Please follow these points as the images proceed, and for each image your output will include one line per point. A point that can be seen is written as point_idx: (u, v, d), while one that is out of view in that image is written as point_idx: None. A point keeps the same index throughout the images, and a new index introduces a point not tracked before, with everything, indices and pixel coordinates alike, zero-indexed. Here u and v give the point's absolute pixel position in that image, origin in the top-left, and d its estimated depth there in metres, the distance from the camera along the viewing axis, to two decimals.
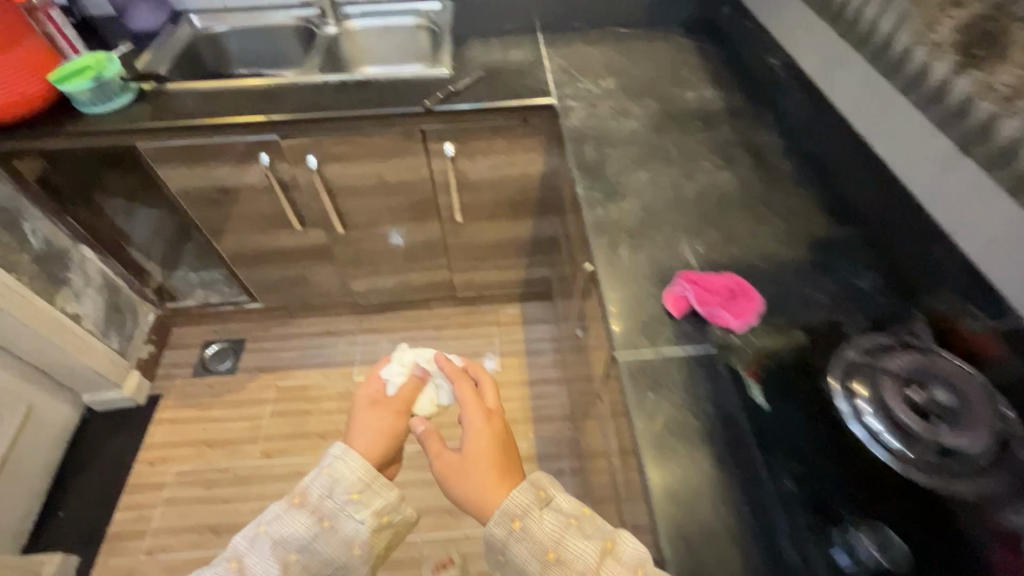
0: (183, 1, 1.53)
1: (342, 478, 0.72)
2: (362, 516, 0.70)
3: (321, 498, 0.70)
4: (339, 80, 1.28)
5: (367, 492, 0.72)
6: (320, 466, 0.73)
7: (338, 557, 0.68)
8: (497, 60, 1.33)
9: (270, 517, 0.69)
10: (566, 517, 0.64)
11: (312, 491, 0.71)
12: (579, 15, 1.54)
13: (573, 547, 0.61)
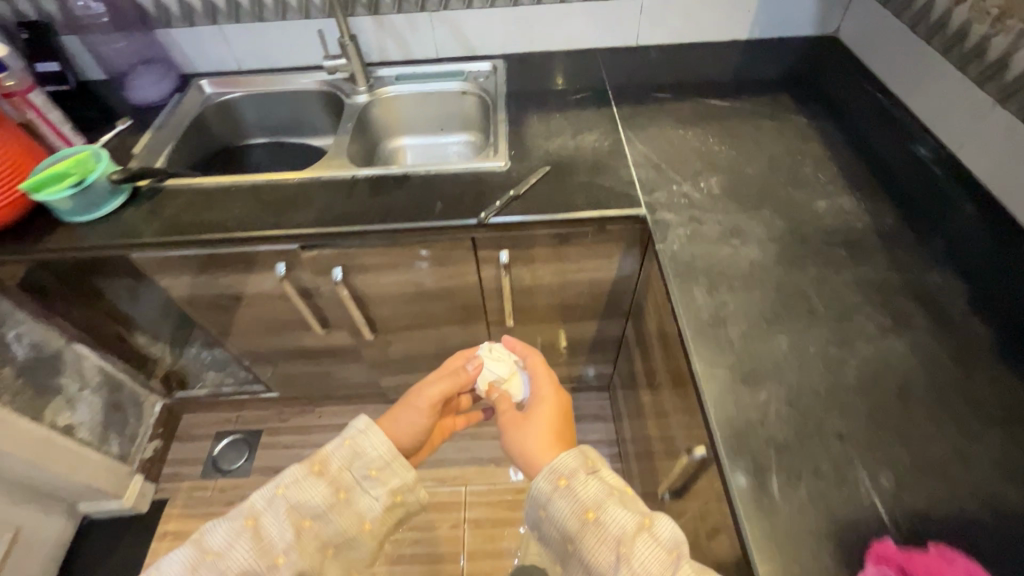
0: (194, 65, 1.33)
1: (366, 453, 0.79)
2: (380, 492, 0.78)
3: (341, 470, 0.78)
4: (371, 175, 1.05)
5: (391, 467, 0.79)
6: (344, 437, 0.80)
7: (352, 530, 0.76)
8: (566, 148, 1.07)
9: (288, 479, 0.75)
10: (609, 488, 0.69)
11: (334, 460, 0.78)
12: (658, 78, 1.28)
13: (609, 514, 0.66)
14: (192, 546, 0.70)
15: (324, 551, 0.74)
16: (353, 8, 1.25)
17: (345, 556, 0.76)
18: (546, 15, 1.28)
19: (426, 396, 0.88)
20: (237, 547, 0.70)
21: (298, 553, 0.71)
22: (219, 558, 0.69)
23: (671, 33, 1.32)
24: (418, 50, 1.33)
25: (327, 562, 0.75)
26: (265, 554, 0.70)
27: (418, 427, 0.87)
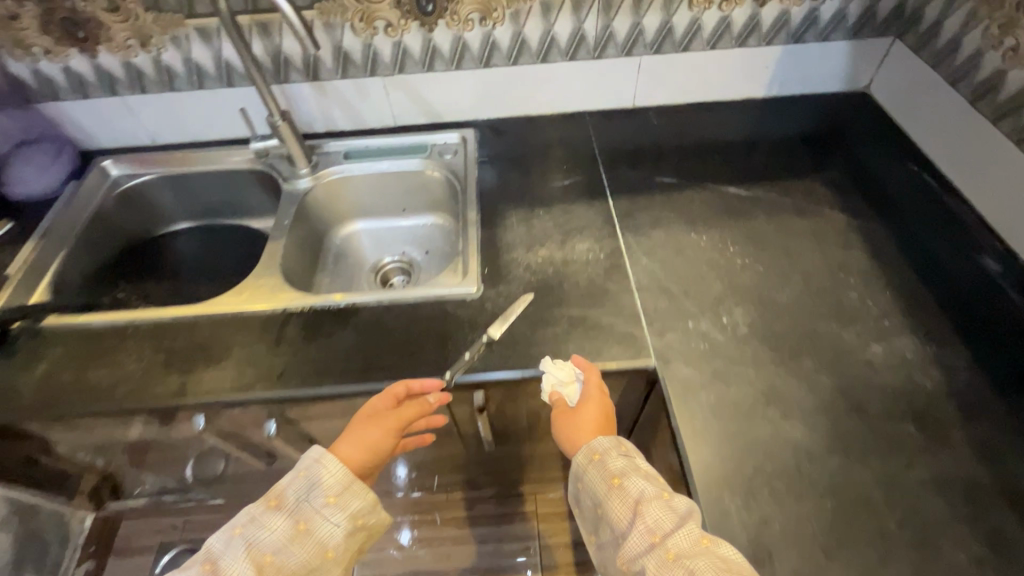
0: (93, 139, 1.09)
1: (322, 477, 0.66)
2: (341, 517, 0.65)
3: (297, 502, 0.65)
4: (308, 306, 0.83)
5: (349, 492, 0.66)
6: (299, 468, 0.67)
7: (316, 558, 0.63)
8: (552, 261, 0.86)
9: (242, 518, 0.64)
10: (635, 462, 0.66)
11: (292, 494, 0.66)
12: (660, 151, 1.06)
13: (627, 484, 0.63)
14: None
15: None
16: (285, 74, 1.01)
17: None
18: (524, 76, 1.05)
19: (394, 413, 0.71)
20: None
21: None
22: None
23: (673, 92, 1.10)
24: (371, 118, 1.10)
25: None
26: None
27: (384, 448, 0.71)
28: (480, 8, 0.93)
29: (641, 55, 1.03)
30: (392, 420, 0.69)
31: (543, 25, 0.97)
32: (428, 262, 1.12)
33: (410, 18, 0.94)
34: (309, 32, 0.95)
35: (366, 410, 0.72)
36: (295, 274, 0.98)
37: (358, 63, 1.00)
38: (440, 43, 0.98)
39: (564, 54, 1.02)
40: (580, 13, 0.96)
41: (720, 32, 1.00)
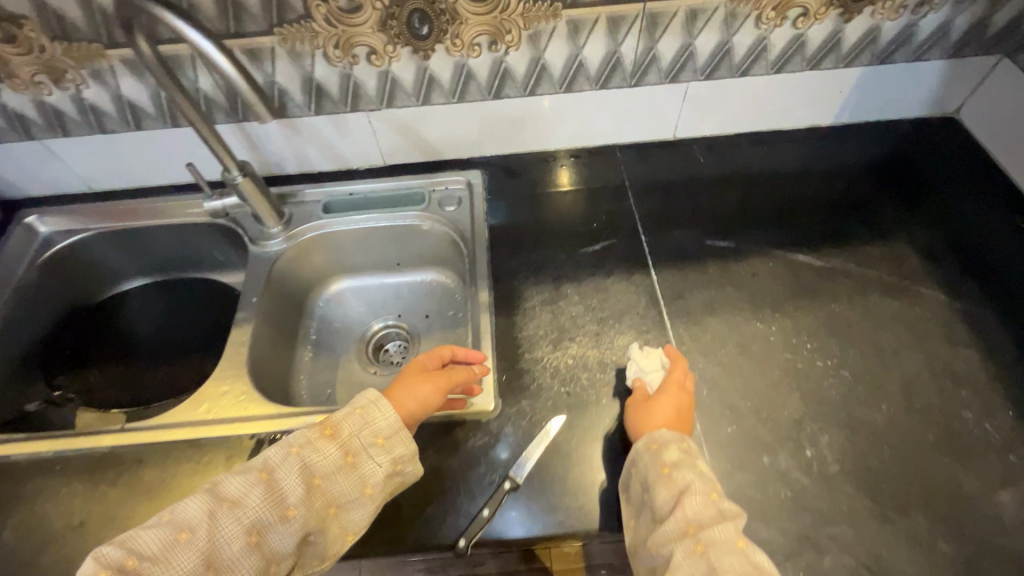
0: (17, 189, 0.90)
1: (375, 419, 0.58)
2: (385, 459, 0.57)
3: (352, 436, 0.56)
4: (283, 429, 0.67)
5: (395, 439, 0.57)
6: (354, 403, 0.59)
7: (357, 493, 0.55)
8: (586, 363, 0.70)
9: (299, 437, 0.55)
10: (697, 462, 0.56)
11: (349, 426, 0.57)
12: (708, 198, 0.88)
13: (680, 481, 0.53)
14: (202, 497, 0.50)
15: (325, 509, 0.54)
16: (244, 112, 0.81)
17: (340, 524, 0.55)
18: (542, 108, 0.85)
19: (447, 373, 0.64)
20: (244, 503, 0.50)
21: (305, 511, 0.52)
22: (198, 531, 0.48)
23: (723, 122, 0.91)
24: (355, 156, 0.91)
25: (330, 525, 0.54)
26: (267, 516, 0.50)
27: (429, 407, 0.62)
28: (490, 30, 0.72)
29: (689, 81, 0.83)
30: (445, 375, 0.63)
31: (569, 49, 0.76)
32: (429, 327, 0.94)
33: (399, 44, 0.73)
34: (269, 63, 0.74)
35: (411, 366, 0.65)
36: (268, 363, 0.81)
37: (335, 97, 0.80)
38: (438, 73, 0.78)
39: (594, 82, 0.81)
40: (618, 33, 0.75)
41: (790, 53, 0.80)
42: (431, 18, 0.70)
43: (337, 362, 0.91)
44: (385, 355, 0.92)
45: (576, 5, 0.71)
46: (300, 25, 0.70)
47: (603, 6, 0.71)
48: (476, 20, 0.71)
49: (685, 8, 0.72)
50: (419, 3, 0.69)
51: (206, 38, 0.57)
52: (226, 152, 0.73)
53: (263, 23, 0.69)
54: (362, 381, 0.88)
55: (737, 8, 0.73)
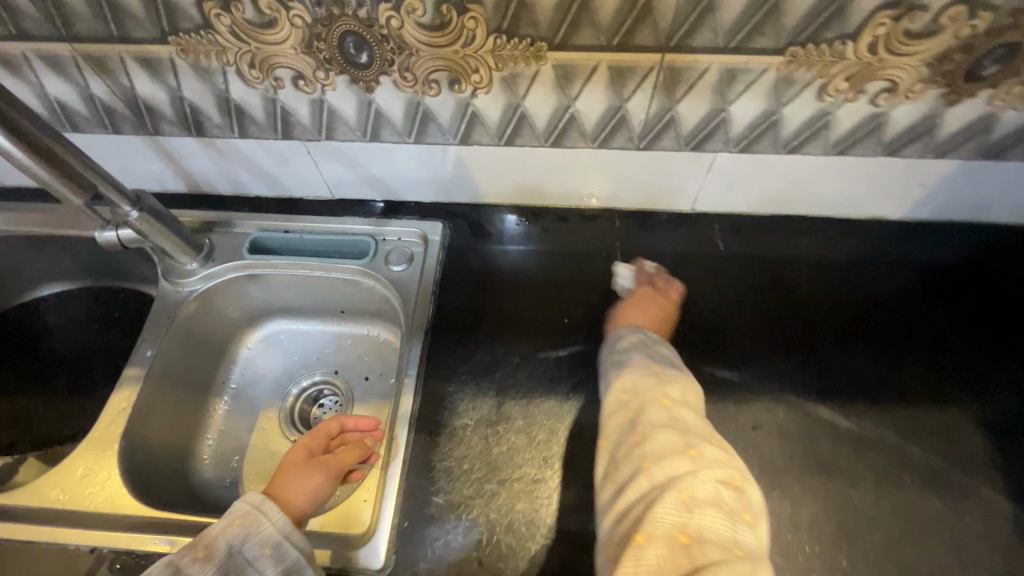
0: None
1: (261, 526, 0.49)
2: (275, 571, 0.47)
3: (230, 554, 0.47)
4: (124, 548, 0.55)
5: (289, 543, 0.49)
6: (232, 511, 0.49)
7: None
8: (511, 524, 0.54)
9: (162, 568, 0.44)
10: (661, 351, 0.58)
11: (226, 543, 0.47)
12: (722, 300, 0.68)
13: (632, 365, 0.56)
14: None
15: None
16: (154, 125, 0.66)
17: None
18: (523, 161, 0.67)
19: (341, 455, 0.58)
20: None
21: None
22: None
23: (757, 200, 0.71)
24: (297, 185, 0.75)
25: None
26: None
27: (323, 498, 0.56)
28: (449, 66, 0.54)
29: (716, 152, 0.63)
30: (338, 458, 0.57)
31: (557, 99, 0.57)
32: (368, 394, 0.79)
33: (332, 71, 0.56)
34: (172, 76, 0.58)
35: (297, 454, 0.58)
36: (156, 429, 0.69)
37: (260, 122, 0.63)
38: (387, 109, 0.60)
39: (590, 140, 0.62)
40: (622, 88, 0.55)
41: (861, 134, 0.59)
42: (370, 44, 0.53)
43: (257, 419, 0.78)
44: (315, 420, 0.78)
45: (565, 48, 0.51)
46: (201, 36, 0.53)
47: (604, 53, 0.52)
48: (430, 54, 0.53)
49: (719, 66, 0.52)
50: (352, 25, 0.51)
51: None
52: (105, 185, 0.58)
53: (154, 30, 0.53)
54: (274, 453, 0.75)
55: (793, 73, 0.52)
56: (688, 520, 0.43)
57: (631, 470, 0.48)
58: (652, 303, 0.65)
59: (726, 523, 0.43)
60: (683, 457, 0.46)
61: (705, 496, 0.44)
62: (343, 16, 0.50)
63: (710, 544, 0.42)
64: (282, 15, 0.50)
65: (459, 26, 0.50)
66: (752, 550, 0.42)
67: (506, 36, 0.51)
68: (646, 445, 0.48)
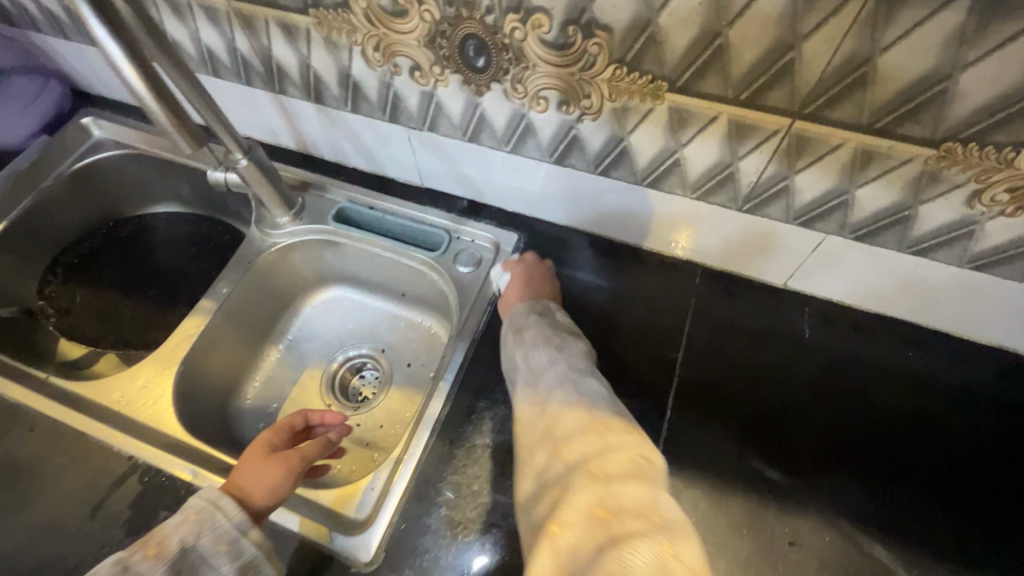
0: (95, 87, 0.91)
1: (216, 523, 0.49)
2: (230, 567, 0.49)
3: (183, 551, 0.48)
4: (154, 464, 0.59)
5: (245, 540, 0.50)
6: (186, 508, 0.50)
7: None
8: (505, 560, 0.53)
9: (111, 565, 0.44)
10: (533, 316, 0.59)
11: (178, 540, 0.48)
12: (792, 390, 0.62)
13: (512, 356, 0.56)
14: None
15: None
16: (281, 85, 0.70)
17: None
18: (613, 194, 0.64)
19: (300, 453, 0.58)
20: None
21: None
22: None
23: (861, 293, 0.63)
24: (392, 166, 0.77)
25: None
26: None
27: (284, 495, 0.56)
28: (562, 87, 0.53)
29: (827, 233, 0.57)
30: (297, 458, 0.57)
31: (664, 141, 0.54)
32: (406, 380, 0.80)
33: (448, 68, 0.56)
34: (305, 44, 0.61)
35: (260, 445, 0.59)
36: (214, 360, 0.74)
37: (372, 101, 0.66)
38: (491, 115, 0.60)
39: (689, 190, 0.59)
40: (739, 144, 0.51)
41: (1011, 254, 0.51)
42: (489, 50, 0.52)
43: (302, 374, 0.82)
44: (352, 390, 0.81)
45: (686, 92, 0.48)
46: (337, 13, 0.55)
47: (727, 105, 0.48)
48: (545, 70, 0.52)
49: (855, 144, 0.47)
50: (476, 28, 0.51)
51: (117, 40, 0.47)
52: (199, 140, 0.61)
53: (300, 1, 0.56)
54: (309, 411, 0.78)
55: (940, 171, 0.46)
56: (613, 556, 0.36)
57: (548, 498, 0.43)
58: (533, 273, 0.66)
59: (662, 561, 0.35)
60: (580, 421, 0.46)
61: (594, 447, 0.44)
62: (470, 18, 0.50)
63: (632, 514, 0.38)
64: (414, 7, 0.51)
65: (581, 49, 0.48)
66: (675, 514, 0.39)
67: (628, 68, 0.48)
68: (568, 471, 0.43)
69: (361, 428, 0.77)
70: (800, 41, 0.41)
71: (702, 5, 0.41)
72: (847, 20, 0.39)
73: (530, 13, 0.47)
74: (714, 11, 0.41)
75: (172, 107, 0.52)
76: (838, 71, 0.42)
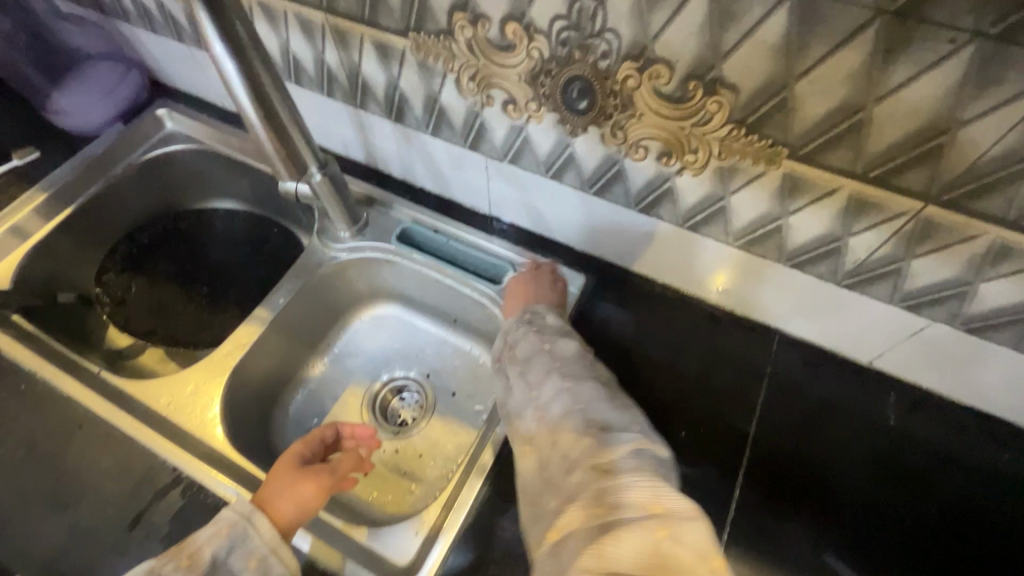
0: (171, 78, 0.91)
1: (248, 537, 0.49)
2: None
3: (215, 563, 0.47)
4: (197, 480, 0.57)
5: (274, 558, 0.49)
6: (219, 521, 0.49)
7: None
8: None
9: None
10: (521, 325, 0.56)
11: (210, 553, 0.47)
12: (871, 480, 0.57)
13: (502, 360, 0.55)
14: None
15: None
16: (362, 100, 0.69)
17: None
18: (693, 249, 0.61)
19: (332, 474, 0.57)
20: None
21: None
22: None
23: (955, 383, 0.58)
24: (461, 190, 0.75)
25: None
26: None
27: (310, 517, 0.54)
28: (666, 139, 0.50)
29: (932, 320, 0.52)
30: (330, 477, 0.56)
31: (770, 206, 0.51)
32: (449, 410, 0.78)
33: (546, 106, 0.54)
34: (397, 66, 0.60)
35: (289, 461, 0.57)
36: (262, 370, 0.73)
37: (455, 128, 0.64)
38: (581, 156, 0.57)
39: (784, 256, 0.55)
40: (854, 220, 0.48)
41: None
42: (595, 93, 0.50)
43: (344, 392, 0.80)
44: (392, 412, 0.79)
45: (809, 161, 0.45)
46: (439, 40, 0.53)
47: (852, 180, 0.44)
48: (652, 120, 0.49)
49: (992, 237, 0.43)
50: (586, 71, 0.48)
51: (235, 60, 0.51)
52: (290, 169, 0.63)
53: (401, 23, 0.55)
54: None
55: None
56: None
57: None
58: (533, 286, 0.64)
59: None
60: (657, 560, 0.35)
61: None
62: (581, 60, 0.47)
63: None
64: (523, 43, 0.49)
65: (699, 105, 0.45)
66: None
67: (747, 130, 0.45)
68: None
69: (400, 455, 0.75)
70: (958, 126, 0.37)
71: (852, 77, 0.38)
72: (1021, 110, 0.35)
73: (650, 62, 0.44)
74: (863, 84, 0.38)
75: (269, 114, 0.56)
76: (995, 160, 0.38)
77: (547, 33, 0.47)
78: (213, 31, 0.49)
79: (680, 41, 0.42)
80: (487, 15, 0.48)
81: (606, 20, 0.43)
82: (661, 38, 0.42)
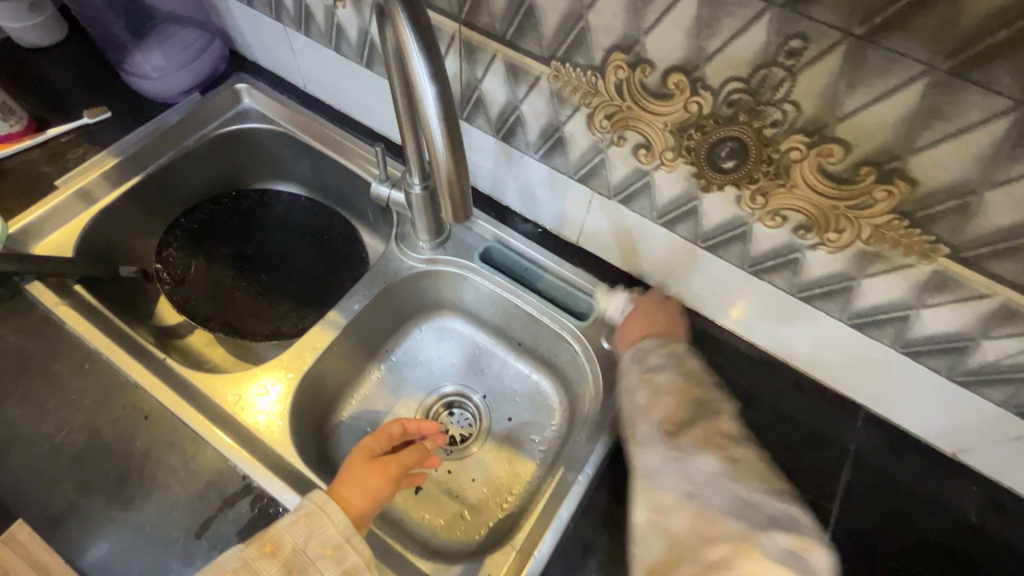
0: (251, 53, 0.87)
1: (326, 525, 0.48)
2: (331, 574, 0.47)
3: (295, 551, 0.47)
4: (267, 490, 0.55)
5: (348, 546, 0.48)
6: (297, 509, 0.49)
7: None
8: None
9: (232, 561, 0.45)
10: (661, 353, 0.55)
11: (291, 540, 0.47)
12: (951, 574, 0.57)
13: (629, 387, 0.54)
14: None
15: None
16: (468, 113, 0.66)
17: None
18: (800, 318, 0.59)
19: (395, 459, 0.57)
20: None
21: None
22: None
23: None
24: (550, 216, 0.72)
25: None
26: None
27: (381, 504, 0.54)
28: (811, 214, 0.48)
29: None
30: (392, 462, 0.56)
31: (904, 295, 0.49)
32: (505, 438, 0.75)
33: (684, 158, 0.52)
34: (524, 89, 0.58)
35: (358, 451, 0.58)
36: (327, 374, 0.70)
37: (570, 159, 0.61)
38: (706, 211, 0.55)
39: (901, 344, 0.54)
40: (995, 325, 0.47)
41: None
42: (746, 156, 0.47)
43: (397, 402, 0.77)
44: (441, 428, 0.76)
45: (969, 264, 0.44)
46: (585, 75, 0.51)
47: (1010, 288, 0.44)
48: (802, 194, 0.47)
49: None
50: (744, 134, 0.46)
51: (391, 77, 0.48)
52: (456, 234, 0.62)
53: (546, 50, 0.52)
54: None
55: None
56: None
57: None
58: (661, 313, 0.61)
59: None
60: None
61: None
62: (744, 123, 0.45)
63: None
64: (683, 96, 0.47)
65: (865, 190, 0.44)
66: None
67: (910, 223, 0.44)
68: None
69: (454, 478, 0.73)
70: None
71: None
72: None
73: (824, 139, 0.43)
74: None
75: None
76: None
77: (715, 92, 0.45)
78: (418, 55, 0.41)
79: (869, 127, 0.40)
80: (652, 61, 0.46)
81: (791, 92, 0.42)
82: (850, 119, 0.41)
